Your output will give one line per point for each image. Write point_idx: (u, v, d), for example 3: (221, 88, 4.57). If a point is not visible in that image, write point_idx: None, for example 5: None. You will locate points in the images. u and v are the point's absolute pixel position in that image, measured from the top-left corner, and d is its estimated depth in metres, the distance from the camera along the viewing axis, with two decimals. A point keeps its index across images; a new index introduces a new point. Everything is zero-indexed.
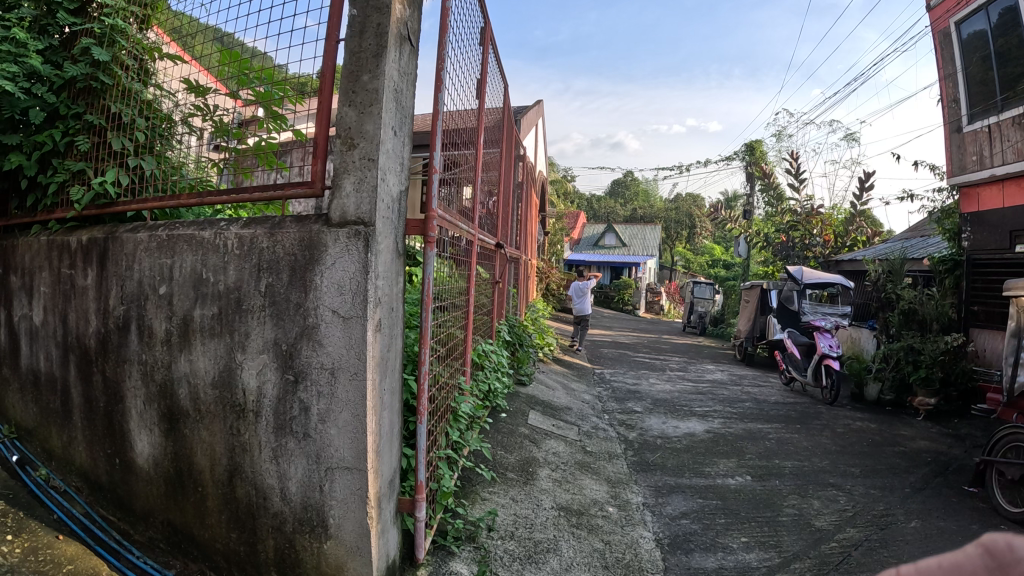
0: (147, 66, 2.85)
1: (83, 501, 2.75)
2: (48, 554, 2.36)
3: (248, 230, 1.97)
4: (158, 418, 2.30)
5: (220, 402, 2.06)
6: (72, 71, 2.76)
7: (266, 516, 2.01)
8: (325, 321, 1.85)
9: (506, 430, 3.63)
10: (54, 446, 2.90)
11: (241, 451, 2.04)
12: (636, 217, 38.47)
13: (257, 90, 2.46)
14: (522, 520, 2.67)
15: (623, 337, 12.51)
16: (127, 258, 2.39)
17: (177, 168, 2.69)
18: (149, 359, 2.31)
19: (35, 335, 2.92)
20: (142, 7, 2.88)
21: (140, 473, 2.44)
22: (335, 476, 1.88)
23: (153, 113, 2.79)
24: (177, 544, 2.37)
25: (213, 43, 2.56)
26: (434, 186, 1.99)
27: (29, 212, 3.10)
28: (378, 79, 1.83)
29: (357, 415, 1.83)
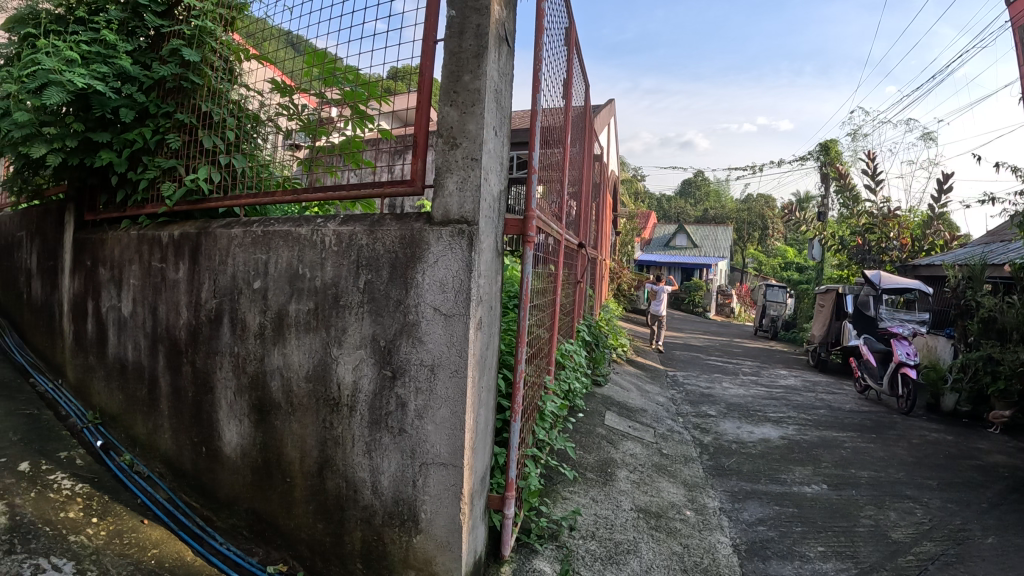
0: (234, 67, 2.94)
1: (166, 486, 2.84)
2: (132, 538, 2.45)
3: (347, 227, 2.02)
4: (249, 409, 2.37)
5: (314, 396, 2.12)
6: (163, 71, 2.85)
7: (356, 509, 2.06)
8: (426, 318, 1.88)
9: (583, 431, 3.63)
10: (140, 433, 3.02)
11: (333, 444, 2.09)
12: (707, 217, 37.94)
13: (343, 89, 2.40)
14: (602, 520, 2.67)
15: (697, 339, 12.41)
16: (221, 253, 2.46)
17: (268, 166, 2.84)
18: (241, 351, 2.38)
19: (124, 326, 3.04)
20: (228, 9, 2.95)
21: (227, 462, 2.52)
22: (429, 471, 1.91)
23: (241, 112, 2.91)
24: (260, 532, 2.43)
25: (299, 44, 2.58)
26: (533, 186, 2.00)
27: (121, 207, 3.23)
28: (479, 79, 1.86)
29: (454, 412, 1.86)
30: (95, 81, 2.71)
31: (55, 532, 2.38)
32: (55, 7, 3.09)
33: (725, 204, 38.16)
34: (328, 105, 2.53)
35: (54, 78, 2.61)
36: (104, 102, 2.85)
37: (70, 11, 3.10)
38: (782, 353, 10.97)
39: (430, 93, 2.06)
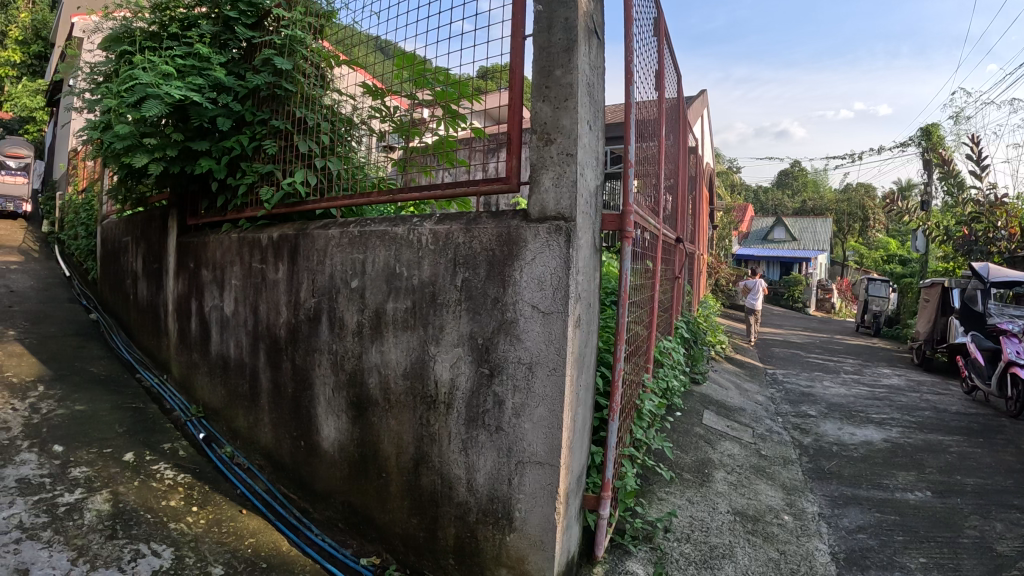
0: (326, 73, 3.03)
1: (264, 478, 2.95)
2: (230, 527, 2.55)
3: (443, 226, 2.06)
4: (347, 405, 2.43)
5: (411, 393, 2.16)
6: (257, 80, 2.98)
7: (450, 505, 2.08)
8: (524, 316, 1.87)
9: (681, 430, 3.61)
10: (241, 427, 3.15)
11: (430, 440, 2.12)
12: (805, 208, 36.41)
13: (435, 90, 2.41)
14: (698, 523, 2.62)
15: (797, 336, 11.97)
16: (319, 253, 2.54)
17: (363, 168, 2.73)
18: (339, 349, 2.44)
19: (226, 324, 3.19)
20: (317, 18, 3.04)
21: (324, 456, 2.59)
22: (525, 470, 1.90)
23: (335, 117, 2.96)
24: (355, 525, 2.48)
25: (388, 48, 2.62)
26: (630, 180, 1.98)
27: (221, 212, 3.38)
28: (570, 73, 1.84)
29: (552, 411, 1.84)
30: (191, 93, 2.85)
31: (157, 519, 2.52)
32: (149, 25, 3.27)
33: (819, 195, 36.73)
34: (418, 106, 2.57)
35: (151, 90, 2.77)
36: (201, 112, 2.99)
37: (164, 28, 3.27)
38: (885, 350, 10.42)
39: (521, 89, 2.05)
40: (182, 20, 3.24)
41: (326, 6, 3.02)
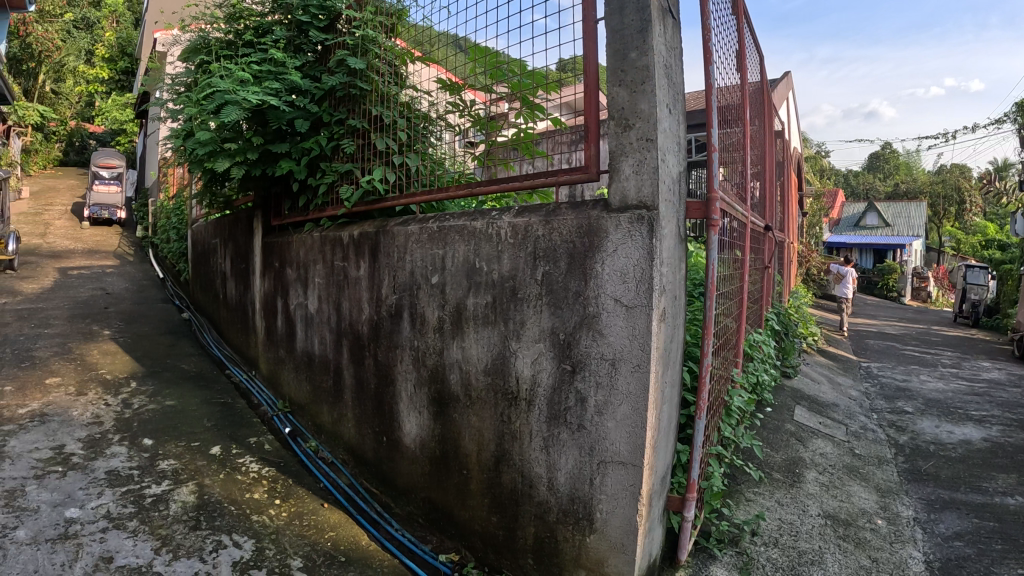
0: (400, 70, 2.95)
1: (348, 472, 2.96)
2: (311, 520, 2.58)
3: (523, 219, 2.02)
4: (428, 402, 2.42)
5: (492, 389, 2.14)
6: (332, 81, 3.00)
7: (530, 504, 2.04)
8: (608, 310, 1.81)
9: (771, 427, 3.55)
10: (325, 421, 3.19)
11: (511, 438, 2.09)
12: (894, 192, 34.38)
13: (510, 81, 2.29)
14: (787, 526, 2.51)
15: (889, 327, 11.41)
16: (399, 250, 2.53)
17: (439, 162, 2.80)
18: (420, 345, 2.44)
19: (311, 321, 3.24)
20: (388, 17, 3.00)
21: (406, 452, 2.59)
22: (607, 470, 1.84)
23: (412, 114, 2.90)
24: (435, 521, 2.46)
25: (462, 41, 2.53)
26: (714, 165, 1.90)
27: (303, 211, 3.42)
28: (646, 55, 1.77)
29: (636, 409, 1.77)
30: (268, 96, 2.86)
31: (240, 511, 2.57)
32: (224, 35, 3.37)
33: (908, 178, 34.95)
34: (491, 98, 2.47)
35: (230, 96, 2.81)
36: (279, 115, 3.01)
37: (238, 37, 3.37)
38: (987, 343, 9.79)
39: (597, 78, 2.00)
40: (256, 28, 3.32)
41: (398, 3, 3.00)
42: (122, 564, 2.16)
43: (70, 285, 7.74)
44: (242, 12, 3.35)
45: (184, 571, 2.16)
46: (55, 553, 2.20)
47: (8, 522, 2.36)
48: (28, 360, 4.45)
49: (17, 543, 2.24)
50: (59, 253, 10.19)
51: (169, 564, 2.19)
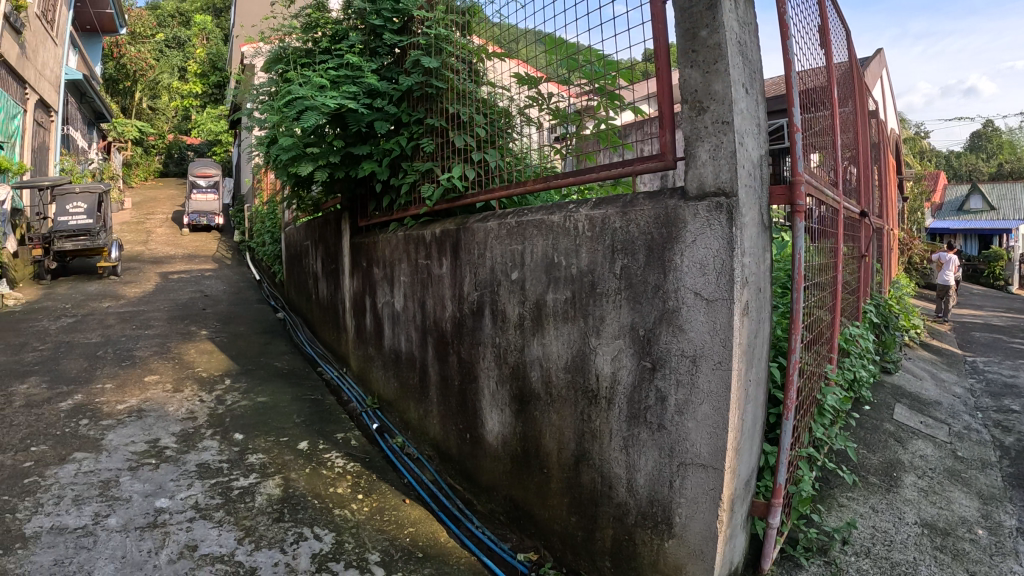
0: (477, 67, 2.90)
1: (432, 469, 2.99)
2: (391, 515, 2.62)
3: (599, 211, 2.01)
4: (510, 399, 2.44)
5: (573, 386, 2.14)
6: (409, 81, 3.03)
7: (609, 505, 2.03)
8: (687, 304, 1.77)
9: (866, 426, 3.36)
10: (412, 418, 3.24)
11: (591, 437, 2.09)
12: (1002, 172, 32.15)
13: (585, 71, 2.24)
14: (881, 535, 2.36)
15: (1001, 319, 10.56)
16: (479, 247, 2.54)
17: (523, 155, 2.57)
18: (503, 342, 2.45)
19: (397, 319, 3.31)
20: (462, 15, 2.98)
21: (488, 450, 2.60)
22: (687, 472, 1.79)
23: (490, 110, 2.79)
24: (516, 519, 2.46)
25: (539, 32, 2.46)
26: (798, 148, 1.93)
27: (387, 212, 3.46)
28: (717, 32, 1.72)
29: (717, 409, 1.72)
30: (345, 100, 2.95)
31: (322, 505, 2.64)
32: (303, 44, 3.49)
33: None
34: (570, 88, 2.38)
35: (309, 102, 2.91)
36: (359, 118, 3.10)
37: (315, 44, 3.47)
38: None
39: (668, 60, 1.95)
40: (333, 34, 3.40)
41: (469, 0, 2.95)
42: (206, 552, 2.26)
43: (173, 288, 8.25)
44: (318, 20, 3.43)
45: (264, 561, 2.23)
46: (144, 540, 2.34)
47: (105, 509, 2.54)
48: (131, 359, 4.76)
49: (111, 530, 2.40)
50: (162, 259, 10.90)
51: (251, 553, 2.28)
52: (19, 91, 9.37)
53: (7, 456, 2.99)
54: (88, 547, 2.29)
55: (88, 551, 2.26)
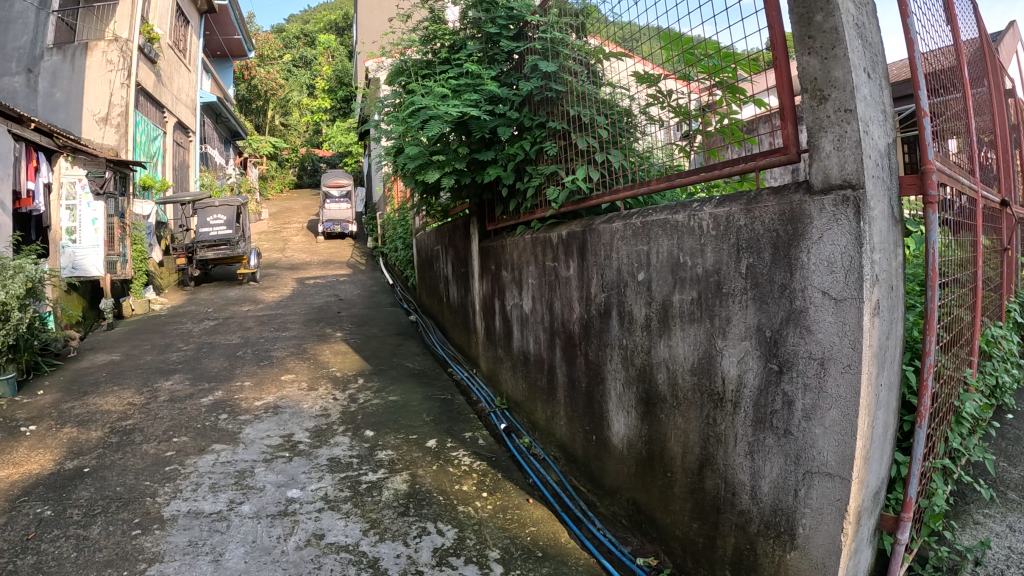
0: (595, 68, 2.86)
1: (557, 470, 3.01)
2: (514, 514, 2.66)
3: (723, 208, 1.96)
4: (636, 401, 2.42)
5: (699, 389, 2.10)
6: (529, 87, 3.09)
7: (732, 513, 1.98)
8: (815, 304, 1.70)
9: (1011, 437, 3.07)
10: (540, 418, 3.25)
11: (715, 441, 2.04)
12: None
13: (703, 65, 2.24)
14: (1017, 557, 2.15)
15: None
16: (605, 248, 2.54)
17: (645, 156, 2.58)
18: (629, 343, 2.44)
19: (526, 321, 3.36)
20: (577, 15, 2.96)
21: (613, 452, 2.59)
22: (813, 481, 1.72)
23: (612, 110, 2.77)
24: (637, 523, 2.44)
25: (656, 27, 2.43)
26: (928, 134, 1.82)
27: (514, 215, 3.55)
28: (833, 16, 1.66)
29: (846, 415, 1.63)
30: (468, 108, 3.05)
31: (447, 501, 2.72)
32: (423, 56, 3.66)
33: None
34: (690, 84, 2.34)
35: (432, 112, 3.06)
36: (482, 125, 3.19)
37: (434, 56, 3.63)
38: None
39: (784, 51, 1.91)
40: (451, 44, 3.56)
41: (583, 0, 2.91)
42: (332, 541, 2.40)
43: (309, 292, 8.77)
44: (436, 31, 3.56)
45: (387, 552, 2.32)
46: (275, 528, 2.53)
47: (239, 497, 2.82)
48: (269, 360, 5.15)
49: (244, 516, 2.65)
50: (299, 265, 11.66)
51: (375, 544, 2.37)
52: (157, 116, 10.26)
53: (152, 445, 3.52)
54: (222, 530, 2.55)
55: (221, 534, 2.52)
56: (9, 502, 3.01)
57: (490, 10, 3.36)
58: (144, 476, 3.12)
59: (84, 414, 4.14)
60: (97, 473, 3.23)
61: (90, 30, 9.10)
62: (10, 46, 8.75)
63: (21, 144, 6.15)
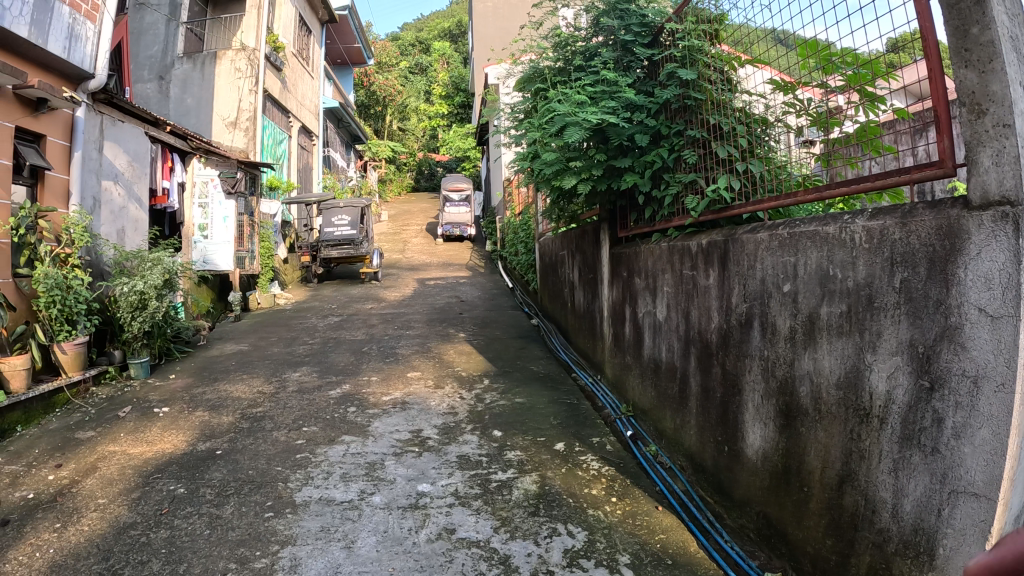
0: (730, 75, 2.96)
1: (684, 479, 3.04)
2: (644, 520, 2.78)
3: (877, 221, 1.91)
4: (775, 413, 2.38)
5: (843, 404, 2.04)
6: (668, 94, 3.16)
7: (869, 530, 1.92)
8: (971, 321, 1.61)
9: None
10: (668, 428, 3.28)
11: (858, 457, 1.97)
12: None
13: (845, 74, 2.25)
14: None
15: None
16: (749, 258, 2.54)
17: (785, 166, 2.58)
18: (771, 355, 2.41)
19: (659, 329, 3.38)
20: (710, 23, 3.04)
21: (747, 464, 2.57)
22: (957, 501, 1.65)
23: (748, 119, 2.82)
24: (767, 537, 2.41)
25: (788, 36, 2.50)
26: None
27: (649, 223, 3.58)
28: (989, 29, 1.57)
29: (998, 435, 1.54)
30: (606, 115, 3.10)
31: (577, 504, 2.89)
32: (555, 62, 3.77)
33: None
34: (828, 94, 2.38)
35: (571, 119, 3.13)
36: (620, 132, 3.22)
37: (567, 63, 3.73)
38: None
39: (938, 54, 1.78)
40: (584, 52, 3.63)
41: (716, 8, 3.00)
42: (463, 536, 2.59)
43: (431, 293, 9.05)
44: (567, 39, 3.68)
45: (518, 550, 2.51)
46: (407, 519, 2.74)
47: (369, 488, 3.02)
48: (394, 357, 5.43)
49: (375, 506, 2.85)
50: (419, 266, 12.07)
51: (505, 542, 2.56)
52: (284, 121, 10.90)
53: (282, 433, 3.75)
54: (353, 519, 2.74)
55: (353, 522, 2.71)
56: (144, 478, 3.27)
57: (623, 17, 3.49)
58: (276, 462, 3.33)
59: (214, 399, 4.46)
60: (228, 456, 3.46)
61: (215, 37, 9.94)
62: (143, 55, 9.63)
63: (157, 146, 6.69)
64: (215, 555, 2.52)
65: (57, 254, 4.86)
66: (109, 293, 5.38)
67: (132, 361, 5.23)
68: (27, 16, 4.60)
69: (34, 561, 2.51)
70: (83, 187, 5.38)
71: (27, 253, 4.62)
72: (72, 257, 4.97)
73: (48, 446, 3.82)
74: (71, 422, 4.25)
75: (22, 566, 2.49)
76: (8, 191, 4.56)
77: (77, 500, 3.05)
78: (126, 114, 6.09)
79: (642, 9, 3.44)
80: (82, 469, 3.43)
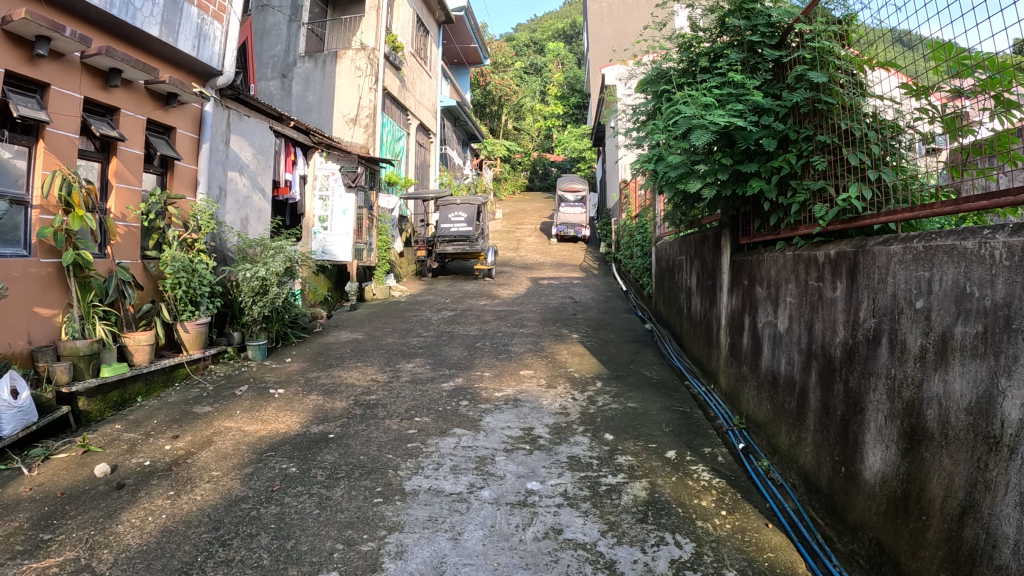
0: (861, 78, 2.82)
1: (796, 498, 2.94)
2: (753, 537, 2.70)
3: (1019, 238, 1.77)
4: (899, 436, 2.26)
5: (972, 430, 1.91)
6: (797, 98, 3.06)
7: (989, 567, 1.79)
8: None
9: None
10: (782, 443, 3.19)
11: (983, 488, 1.85)
12: None
13: (979, 78, 2.11)
14: None
15: None
16: (880, 271, 2.43)
17: (916, 177, 2.42)
18: (899, 375, 2.29)
19: (780, 341, 3.28)
20: (840, 24, 2.94)
21: (864, 487, 2.45)
22: None
23: (881, 125, 2.71)
24: (880, 565, 2.29)
25: (922, 37, 2.36)
26: None
27: (774, 230, 3.49)
28: None
29: None
30: (734, 118, 3.07)
31: (686, 514, 2.85)
32: (679, 64, 3.74)
33: None
34: (963, 98, 2.27)
35: (697, 122, 3.11)
36: (746, 135, 3.21)
37: (692, 64, 3.70)
38: None
39: None
40: (708, 54, 3.60)
41: (845, 9, 2.91)
42: (569, 537, 2.61)
43: (544, 293, 9.06)
44: (693, 40, 3.66)
45: (625, 556, 2.49)
46: (514, 516, 2.78)
47: (478, 482, 3.08)
48: (508, 354, 5.53)
49: (484, 501, 2.91)
50: (533, 266, 12.14)
51: (611, 547, 2.56)
52: (402, 118, 11.22)
53: (396, 421, 3.89)
54: (461, 511, 2.80)
55: (461, 515, 2.78)
56: (258, 455, 3.46)
57: (750, 16, 3.44)
58: (388, 450, 3.45)
59: (329, 385, 4.67)
60: (342, 440, 3.61)
61: (336, 38, 10.43)
62: (267, 54, 10.24)
63: (282, 140, 7.03)
64: (323, 534, 2.63)
65: (184, 240, 5.16)
66: (231, 278, 5.72)
67: (250, 344, 5.52)
68: (158, 16, 4.93)
69: (146, 525, 2.71)
70: (210, 177, 5.75)
71: (156, 236, 4.99)
72: (198, 243, 5.26)
73: (167, 417, 4.11)
74: (190, 396, 4.55)
75: (134, 528, 2.69)
76: (138, 177, 4.92)
77: (191, 471, 3.27)
78: (252, 109, 6.39)
79: (768, 9, 3.35)
80: (198, 442, 3.67)
